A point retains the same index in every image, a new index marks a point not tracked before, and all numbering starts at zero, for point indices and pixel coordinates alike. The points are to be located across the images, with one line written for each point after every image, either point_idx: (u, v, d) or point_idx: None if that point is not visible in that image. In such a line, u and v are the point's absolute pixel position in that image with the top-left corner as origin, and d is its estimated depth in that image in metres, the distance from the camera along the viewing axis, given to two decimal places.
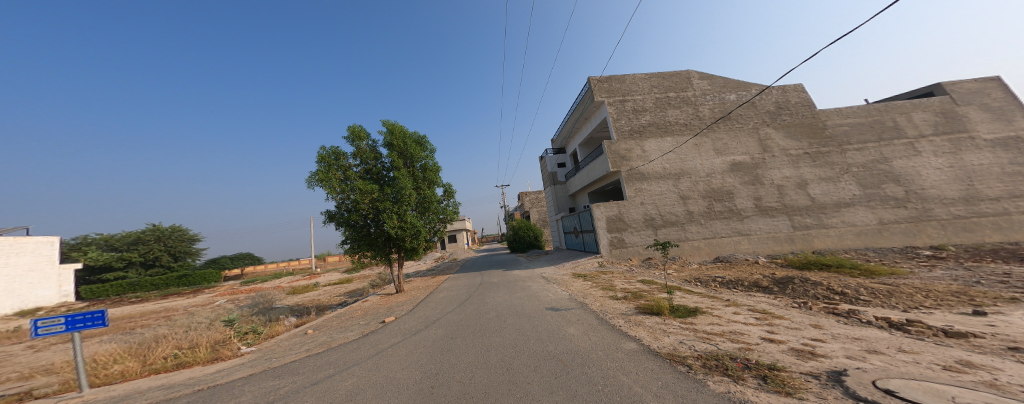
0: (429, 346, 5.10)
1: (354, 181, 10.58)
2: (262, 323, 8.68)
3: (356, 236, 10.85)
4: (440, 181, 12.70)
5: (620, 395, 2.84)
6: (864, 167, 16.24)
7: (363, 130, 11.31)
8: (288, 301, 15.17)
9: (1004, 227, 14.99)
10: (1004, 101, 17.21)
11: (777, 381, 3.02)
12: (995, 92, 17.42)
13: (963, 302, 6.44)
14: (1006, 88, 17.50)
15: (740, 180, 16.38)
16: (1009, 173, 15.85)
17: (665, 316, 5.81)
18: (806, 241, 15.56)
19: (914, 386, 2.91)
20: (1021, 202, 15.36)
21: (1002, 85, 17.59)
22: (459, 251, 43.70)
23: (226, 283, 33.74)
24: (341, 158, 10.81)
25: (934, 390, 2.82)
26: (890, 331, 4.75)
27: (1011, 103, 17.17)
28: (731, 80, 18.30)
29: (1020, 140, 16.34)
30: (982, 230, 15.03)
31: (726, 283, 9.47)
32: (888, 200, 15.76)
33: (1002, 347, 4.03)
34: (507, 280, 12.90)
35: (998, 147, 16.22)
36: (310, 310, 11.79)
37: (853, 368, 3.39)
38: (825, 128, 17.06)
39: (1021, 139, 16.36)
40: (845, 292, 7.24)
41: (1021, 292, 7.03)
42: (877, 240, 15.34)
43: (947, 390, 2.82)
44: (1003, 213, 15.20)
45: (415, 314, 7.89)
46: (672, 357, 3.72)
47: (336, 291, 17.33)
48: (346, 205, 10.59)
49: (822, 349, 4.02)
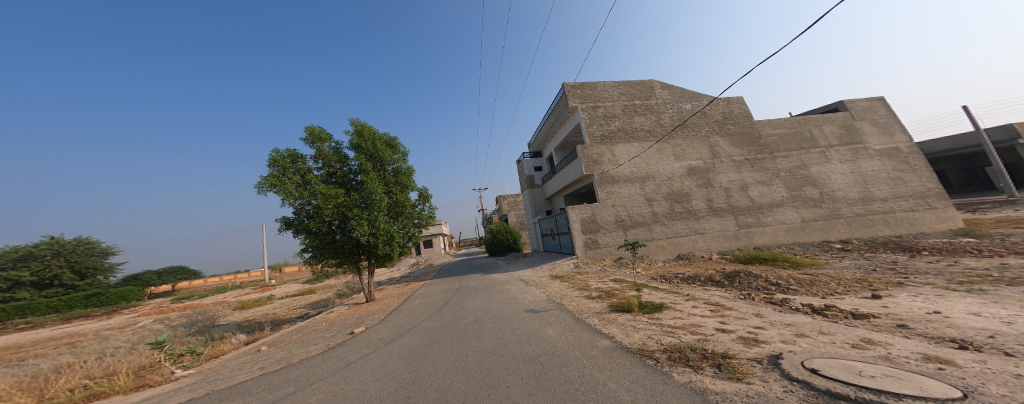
0: (405, 355, 4.87)
1: (315, 185, 9.83)
2: (202, 343, 7.71)
3: (320, 245, 10.08)
4: (415, 185, 12.32)
5: (595, 392, 2.92)
6: (790, 172, 18.44)
7: (323, 131, 10.60)
8: (234, 317, 13.62)
9: (891, 223, 17.87)
10: (887, 117, 20.53)
11: (729, 368, 3.29)
12: (881, 110, 20.74)
13: (865, 288, 7.56)
14: (888, 107, 20.92)
15: (695, 183, 17.78)
16: (893, 178, 18.90)
17: (634, 312, 6.11)
18: (748, 238, 17.27)
19: (833, 364, 3.33)
20: (903, 202, 18.37)
21: (886, 104, 21.00)
22: (433, 256, 42.47)
23: (150, 302, 29.74)
24: (298, 161, 10.03)
25: (848, 366, 3.25)
26: (815, 316, 5.44)
27: (892, 120, 20.52)
28: (686, 90, 19.83)
29: (900, 151, 19.62)
30: (876, 226, 17.77)
31: (686, 279, 10.19)
32: (809, 201, 18.03)
33: (894, 325, 4.78)
34: (486, 284, 12.71)
35: (885, 156, 19.34)
36: (264, 326, 10.69)
37: (787, 351, 3.81)
38: (761, 138, 19.09)
39: (900, 150, 19.65)
40: (779, 283, 8.13)
41: (904, 277, 8.41)
42: (801, 235, 17.49)
43: (856, 365, 3.26)
44: (889, 211, 18.11)
45: (387, 323, 7.50)
46: (642, 352, 3.90)
47: (295, 304, 15.91)
48: (306, 210, 9.77)
49: (763, 336, 4.48)
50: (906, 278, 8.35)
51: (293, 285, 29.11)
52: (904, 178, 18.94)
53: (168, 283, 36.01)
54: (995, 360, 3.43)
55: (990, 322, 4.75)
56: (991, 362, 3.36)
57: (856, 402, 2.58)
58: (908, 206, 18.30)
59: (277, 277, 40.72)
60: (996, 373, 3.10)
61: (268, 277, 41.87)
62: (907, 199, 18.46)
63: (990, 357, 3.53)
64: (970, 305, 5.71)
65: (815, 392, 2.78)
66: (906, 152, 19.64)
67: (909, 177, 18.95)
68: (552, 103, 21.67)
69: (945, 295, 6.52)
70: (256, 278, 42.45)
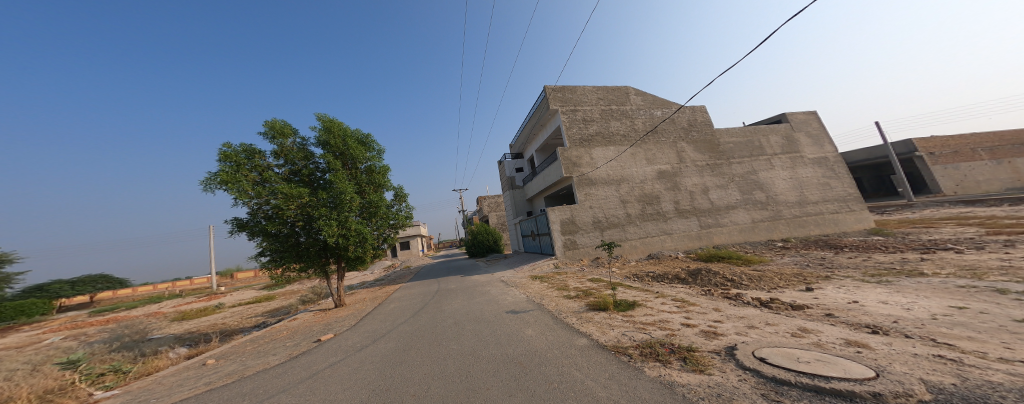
0: (378, 361, 4.67)
1: (275, 184, 9.15)
2: (129, 361, 6.84)
3: (281, 248, 9.42)
4: (390, 184, 11.91)
5: (573, 390, 2.97)
6: (742, 177, 19.99)
7: (287, 126, 9.93)
8: (174, 330, 12.24)
9: (821, 223, 20.00)
10: (819, 130, 22.88)
11: (693, 361, 3.50)
12: (814, 123, 23.05)
13: (801, 281, 8.39)
14: (820, 121, 23.31)
15: (664, 187, 18.72)
16: (823, 183, 21.09)
17: (610, 310, 6.31)
18: (708, 238, 18.47)
19: (777, 352, 3.66)
20: (831, 205, 20.59)
21: (818, 118, 23.40)
22: (409, 258, 41.25)
23: (62, 315, 25.79)
24: (255, 157, 9.30)
25: (789, 354, 3.58)
26: (762, 308, 5.94)
27: (823, 132, 22.91)
28: (658, 98, 20.84)
29: (829, 160, 21.97)
30: (809, 226, 19.80)
31: (656, 277, 10.70)
32: (757, 203, 19.65)
33: (824, 314, 5.34)
34: (465, 286, 12.53)
35: (818, 164, 21.56)
36: (210, 338, 9.73)
37: (741, 342, 4.13)
38: (719, 145, 20.50)
39: (829, 160, 22.00)
40: (734, 279, 8.78)
41: (832, 272, 9.43)
42: (751, 235, 19.01)
43: (795, 352, 3.61)
44: (820, 213, 20.25)
45: (358, 328, 7.14)
46: (616, 349, 4.04)
47: (249, 313, 14.72)
48: (264, 211, 9.07)
49: (721, 328, 4.81)
50: (833, 272, 9.37)
51: (246, 291, 26.91)
52: (831, 183, 21.21)
53: (85, 294, 31.76)
54: (898, 342, 3.94)
55: (895, 309, 5.46)
56: (895, 344, 3.86)
57: (795, 386, 2.86)
58: (835, 208, 20.55)
59: (227, 284, 37.48)
60: (899, 353, 3.57)
61: (216, 283, 38.43)
62: (835, 202, 20.73)
63: (895, 339, 4.05)
64: (882, 294, 6.52)
65: (763, 379, 3.04)
66: (833, 161, 22.02)
67: (835, 183, 21.27)
68: (533, 105, 21.85)
69: (862, 286, 7.42)
70: (201, 284, 38.81)
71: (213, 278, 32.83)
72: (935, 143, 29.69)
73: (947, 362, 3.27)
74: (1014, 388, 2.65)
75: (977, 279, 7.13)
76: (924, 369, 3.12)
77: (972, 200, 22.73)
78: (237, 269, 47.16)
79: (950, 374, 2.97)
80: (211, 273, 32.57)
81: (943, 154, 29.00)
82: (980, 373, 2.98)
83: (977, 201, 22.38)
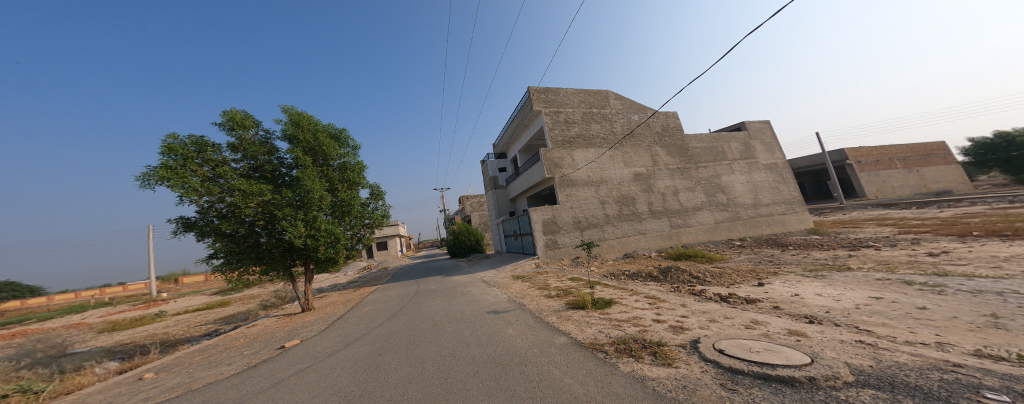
0: (351, 366, 4.49)
1: (231, 180, 8.50)
2: (43, 379, 6.05)
3: (237, 250, 8.80)
4: (365, 182, 11.48)
5: (553, 388, 3.02)
6: (708, 180, 21.17)
7: (247, 117, 9.27)
8: (103, 342, 10.95)
9: (772, 224, 21.66)
10: (772, 138, 24.68)
11: (663, 355, 3.66)
12: (767, 131, 24.81)
13: (755, 277, 9.04)
14: (772, 129, 25.15)
15: (639, 188, 19.41)
16: (774, 187, 22.80)
17: (588, 308, 6.47)
18: (678, 237, 19.40)
19: (733, 343, 3.92)
20: (780, 207, 22.34)
21: (771, 127, 25.22)
22: (385, 259, 39.98)
23: None
24: (206, 151, 8.59)
25: (744, 344, 3.84)
26: (722, 303, 6.34)
27: (774, 140, 24.73)
28: (635, 102, 21.51)
29: (780, 166, 23.79)
30: (761, 226, 21.37)
31: (631, 275, 11.09)
32: (720, 205, 20.90)
33: (772, 306, 5.79)
34: (445, 286, 12.31)
35: (770, 170, 23.30)
36: (148, 350, 8.84)
37: (704, 335, 4.38)
38: (688, 149, 21.55)
39: (780, 166, 23.82)
40: (699, 275, 9.30)
41: (782, 267, 10.25)
42: (713, 235, 20.20)
43: (749, 343, 3.88)
44: (771, 214, 21.92)
45: (328, 333, 6.81)
46: (593, 346, 4.15)
47: (196, 321, 13.57)
48: (217, 209, 8.42)
49: (686, 323, 5.08)
50: (783, 267, 10.19)
51: (194, 297, 24.77)
52: (780, 187, 22.97)
53: None
54: (829, 330, 4.36)
55: (827, 300, 6.04)
56: (828, 332, 4.26)
57: (748, 375, 3.07)
58: (783, 210, 22.31)
59: (170, 289, 34.27)
60: (831, 340, 3.95)
61: (158, 289, 35.03)
62: (784, 205, 22.50)
63: (826, 328, 4.48)
64: (818, 287, 7.18)
65: (721, 369, 3.24)
66: (783, 167, 23.87)
67: (784, 187, 23.08)
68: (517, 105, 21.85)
69: (803, 280, 8.13)
70: (136, 291, 35.10)
71: (152, 284, 29.80)
72: (862, 152, 32.89)
73: (867, 346, 3.66)
74: (918, 367, 3.02)
75: (892, 272, 8.07)
76: (848, 353, 3.48)
77: (891, 204, 25.46)
78: (183, 272, 43.19)
79: (867, 357, 3.33)
80: (149, 278, 29.68)
81: (868, 162, 32.20)
82: (891, 355, 3.37)
83: (894, 204, 25.12)
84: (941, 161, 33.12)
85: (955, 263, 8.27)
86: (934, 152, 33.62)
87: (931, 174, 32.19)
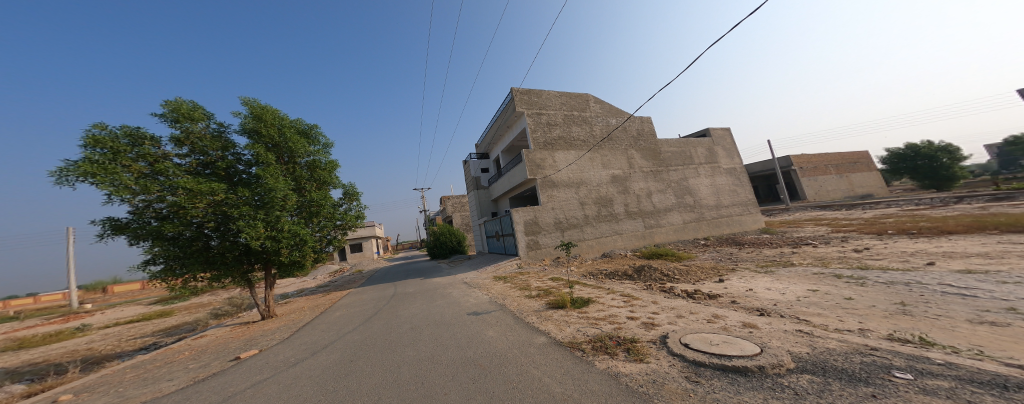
0: (318, 375, 4.28)
1: (174, 176, 7.79)
2: None
3: (182, 254, 8.11)
4: (338, 181, 11.02)
5: (532, 389, 3.04)
6: (678, 183, 22.20)
7: (194, 109, 8.57)
8: (7, 363, 9.59)
9: (731, 224, 23.10)
10: (732, 144, 26.30)
11: (636, 351, 3.80)
12: (727, 137, 26.35)
13: (716, 274, 9.58)
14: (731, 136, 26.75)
15: (616, 190, 19.98)
16: (732, 190, 24.28)
17: (567, 308, 6.57)
18: (651, 237, 20.18)
19: (696, 337, 4.14)
20: (739, 208, 23.85)
21: (730, 133, 26.79)
22: (360, 262, 38.42)
23: None
24: (143, 144, 7.84)
25: (706, 338, 4.07)
26: (688, 299, 6.68)
27: (733, 146, 26.33)
28: (614, 106, 22.13)
29: (738, 170, 25.39)
30: (722, 226, 22.71)
31: (608, 275, 11.38)
32: (688, 206, 21.99)
33: (731, 301, 6.17)
34: (425, 289, 12.01)
35: (729, 174, 24.82)
36: (65, 369, 7.88)
37: (672, 330, 4.58)
38: (661, 153, 22.46)
39: (737, 170, 25.42)
40: (669, 273, 9.71)
41: (741, 264, 10.93)
42: (682, 234, 21.20)
43: (710, 336, 4.12)
44: (731, 215, 23.36)
45: (292, 342, 6.45)
46: (572, 345, 4.22)
47: (128, 334, 12.29)
48: (155, 209, 7.70)
49: (658, 319, 5.29)
50: (742, 264, 10.86)
51: (127, 308, 22.49)
52: (738, 190, 24.51)
53: None
54: (777, 321, 4.72)
55: (774, 293, 6.52)
56: (775, 323, 4.61)
57: (709, 366, 3.25)
58: (740, 211, 23.84)
59: (95, 300, 30.72)
60: (776, 330, 4.28)
61: (82, 300, 31.30)
62: (741, 206, 24.05)
63: (773, 319, 4.84)
64: (767, 282, 7.74)
65: (686, 363, 3.41)
66: (741, 171, 25.52)
67: (742, 190, 24.65)
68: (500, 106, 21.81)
69: (756, 276, 8.74)
70: (54, 304, 31.10)
71: (71, 295, 26.51)
72: (803, 159, 35.72)
73: (804, 335, 4.00)
74: (844, 352, 3.34)
75: (825, 266, 8.89)
76: (790, 342, 3.78)
77: (826, 205, 27.96)
78: (114, 281, 38.89)
79: (805, 345, 3.65)
80: (68, 287, 26.57)
81: (809, 168, 35.00)
82: (823, 342, 3.70)
83: (829, 206, 27.62)
84: (863, 168, 36.77)
85: (873, 257, 9.24)
86: (859, 160, 37.24)
87: (857, 180, 35.75)
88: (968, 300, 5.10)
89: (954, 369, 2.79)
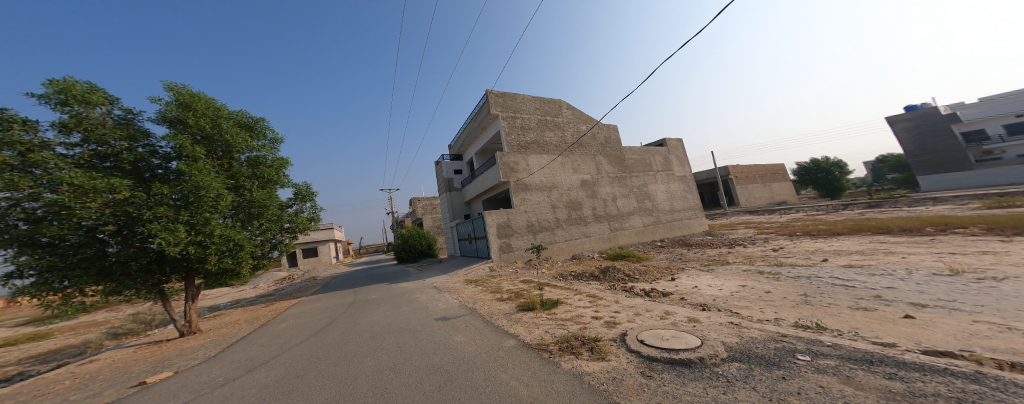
0: (255, 395, 3.89)
1: (63, 169, 6.64)
2: None
3: (62, 265, 6.88)
4: (285, 179, 10.24)
5: (500, 393, 3.02)
6: (639, 188, 23.43)
7: (89, 92, 7.47)
8: None
9: (682, 227, 24.81)
10: (683, 153, 28.35)
11: (598, 350, 3.93)
12: (679, 146, 28.31)
13: (666, 273, 10.17)
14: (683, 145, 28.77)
15: (585, 194, 20.62)
16: (682, 195, 26.10)
17: (537, 310, 6.64)
18: (615, 239, 21.08)
19: (650, 333, 4.38)
20: (688, 213, 25.71)
21: (682, 143, 28.83)
22: (314, 268, 35.61)
23: None
24: (15, 130, 6.58)
25: (660, 333, 4.32)
26: (645, 297, 7.03)
27: (683, 154, 28.33)
28: (584, 113, 22.89)
29: (687, 177, 27.38)
30: (674, 229, 24.31)
31: (577, 276, 11.69)
32: (648, 211, 23.30)
33: (680, 297, 6.59)
34: (391, 295, 11.50)
35: (681, 180, 26.69)
36: None
37: (631, 328, 4.81)
38: (625, 159, 23.57)
39: (687, 177, 27.41)
40: (630, 274, 10.17)
41: (691, 264, 11.74)
42: (642, 237, 22.40)
43: (662, 332, 4.38)
44: (682, 219, 25.10)
45: (221, 360, 5.84)
46: (539, 347, 4.27)
47: None
48: (29, 209, 6.46)
49: (619, 318, 5.52)
50: (691, 264, 11.66)
51: None
52: (688, 195, 26.41)
53: None
54: (714, 315, 5.14)
55: (714, 289, 7.09)
56: (712, 317, 5.00)
57: (661, 361, 3.45)
58: (689, 215, 25.72)
59: None
60: (713, 323, 4.64)
61: None
62: (690, 210, 25.97)
63: (711, 313, 5.26)
64: (709, 280, 8.40)
65: (641, 358, 3.59)
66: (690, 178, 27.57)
67: (691, 196, 26.62)
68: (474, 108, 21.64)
69: (700, 274, 9.42)
70: None
71: None
72: (739, 168, 39.30)
73: (735, 326, 4.39)
74: (761, 340, 3.71)
75: (750, 264, 9.87)
76: (723, 333, 4.13)
77: (755, 210, 31.20)
78: None
79: (734, 335, 4.00)
80: None
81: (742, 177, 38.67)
82: (748, 331, 4.09)
83: (757, 210, 30.86)
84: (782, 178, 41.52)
85: (786, 255, 10.44)
86: (778, 171, 41.76)
87: (778, 188, 40.37)
88: (848, 290, 5.95)
89: (838, 349, 3.22)
